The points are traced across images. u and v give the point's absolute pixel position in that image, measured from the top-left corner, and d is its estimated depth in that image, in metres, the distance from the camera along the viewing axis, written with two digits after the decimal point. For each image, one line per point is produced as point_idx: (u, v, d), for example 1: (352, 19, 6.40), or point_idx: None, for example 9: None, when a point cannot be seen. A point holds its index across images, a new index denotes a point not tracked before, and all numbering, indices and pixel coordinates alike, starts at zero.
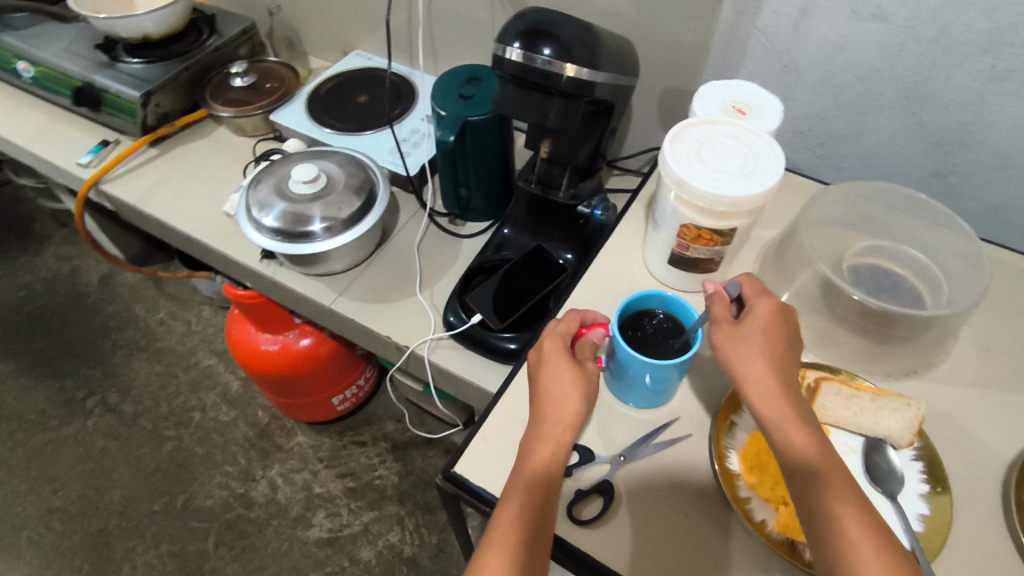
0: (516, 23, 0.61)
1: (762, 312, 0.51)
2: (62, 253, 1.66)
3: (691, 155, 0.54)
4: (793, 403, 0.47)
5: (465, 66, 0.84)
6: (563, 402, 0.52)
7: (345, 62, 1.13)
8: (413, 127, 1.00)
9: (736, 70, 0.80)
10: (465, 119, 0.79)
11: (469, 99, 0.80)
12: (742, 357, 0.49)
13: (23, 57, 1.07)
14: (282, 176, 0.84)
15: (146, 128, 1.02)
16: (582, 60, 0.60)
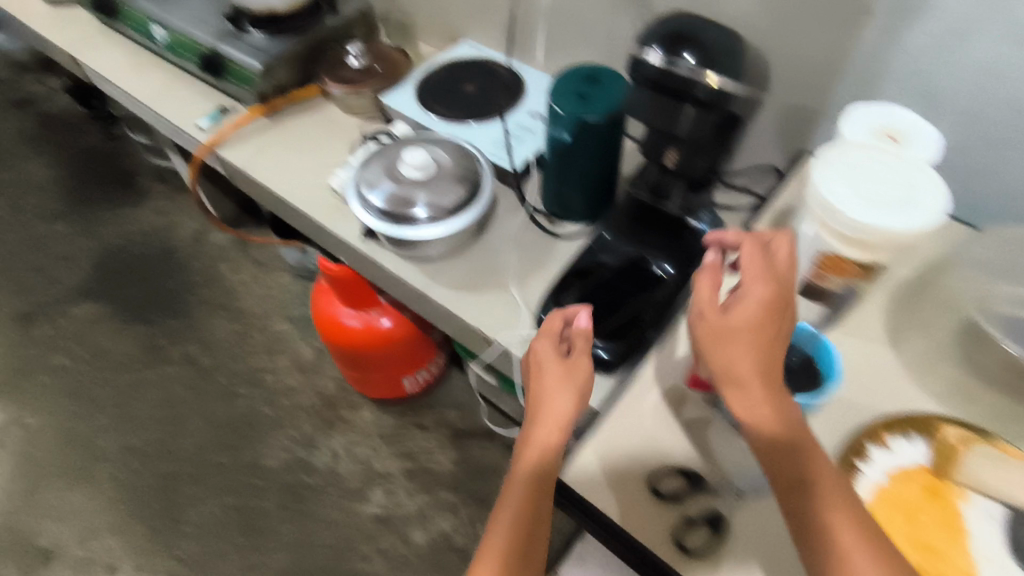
0: (659, 28, 0.60)
1: (752, 304, 0.52)
2: (159, 206, 1.73)
3: (845, 180, 0.50)
4: (774, 400, 0.51)
5: (586, 65, 0.82)
6: (559, 393, 0.61)
7: (454, 51, 1.13)
8: (519, 121, 1.00)
9: (873, 93, 0.75)
10: (580, 119, 0.78)
11: (587, 98, 0.79)
12: (729, 358, 0.52)
13: (158, 22, 1.13)
14: (392, 158, 0.86)
15: (263, 98, 1.06)
16: (724, 67, 0.57)
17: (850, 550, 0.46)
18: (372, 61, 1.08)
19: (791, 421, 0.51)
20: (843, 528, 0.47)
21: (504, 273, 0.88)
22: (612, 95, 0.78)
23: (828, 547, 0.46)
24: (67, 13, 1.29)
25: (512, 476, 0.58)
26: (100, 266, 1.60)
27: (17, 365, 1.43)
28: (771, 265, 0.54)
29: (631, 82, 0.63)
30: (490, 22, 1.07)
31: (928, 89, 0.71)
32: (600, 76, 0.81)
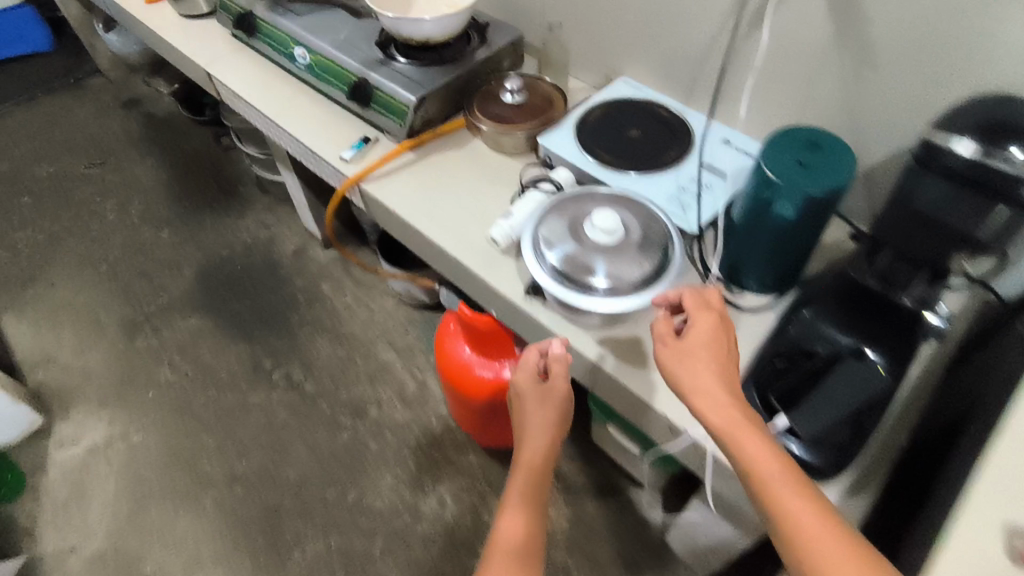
0: (973, 113, 0.56)
1: (696, 330, 0.63)
2: (261, 219, 1.70)
3: None
4: (718, 394, 0.57)
5: (801, 127, 0.74)
6: (534, 415, 0.79)
7: (611, 89, 1.05)
8: (692, 173, 0.92)
9: None
10: (803, 192, 0.70)
11: (809, 167, 0.70)
12: (688, 370, 0.60)
13: (302, 44, 1.08)
14: (577, 216, 0.80)
15: (411, 132, 1.01)
16: None
17: (781, 506, 0.48)
18: (527, 97, 1.01)
19: (735, 416, 0.55)
20: (781, 487, 0.49)
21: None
22: (839, 168, 0.70)
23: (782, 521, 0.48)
24: (203, 27, 1.26)
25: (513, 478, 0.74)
26: (205, 277, 1.58)
27: (124, 376, 1.41)
28: (706, 303, 0.65)
29: (917, 166, 0.60)
30: (659, 61, 1.00)
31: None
32: (824, 143, 0.72)
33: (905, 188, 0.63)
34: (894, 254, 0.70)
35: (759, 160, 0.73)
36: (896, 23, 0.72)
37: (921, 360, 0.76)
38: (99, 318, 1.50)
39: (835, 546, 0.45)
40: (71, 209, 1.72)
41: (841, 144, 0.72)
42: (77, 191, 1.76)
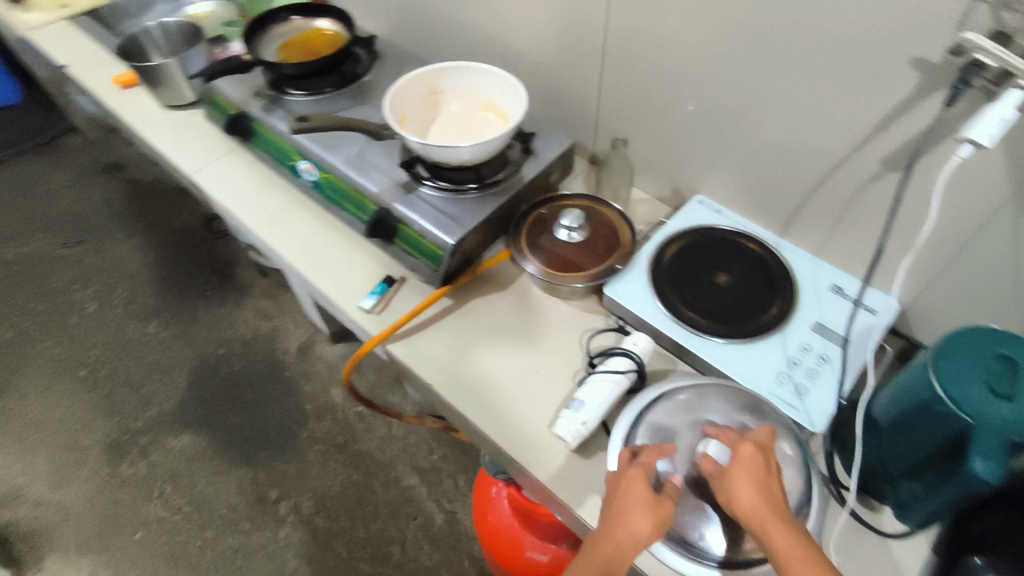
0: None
1: (746, 445, 0.57)
2: (261, 308, 1.51)
3: None
4: (761, 516, 0.51)
5: (980, 332, 0.59)
6: (638, 519, 0.55)
7: (685, 212, 0.88)
8: (804, 341, 0.75)
9: None
10: (1007, 438, 0.53)
11: (1008, 400, 0.55)
12: (737, 493, 0.53)
13: (308, 157, 0.89)
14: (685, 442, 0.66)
15: (448, 277, 0.82)
16: None
17: None
18: (589, 231, 0.84)
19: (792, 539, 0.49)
20: None
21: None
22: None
23: None
24: (188, 121, 1.07)
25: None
26: (198, 384, 1.39)
27: (108, 516, 1.23)
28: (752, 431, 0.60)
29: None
30: (753, 185, 0.83)
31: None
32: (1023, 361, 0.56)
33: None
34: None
35: (934, 379, 0.57)
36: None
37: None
38: (78, 440, 1.32)
39: None
40: (45, 301, 1.53)
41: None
42: (52, 278, 1.57)
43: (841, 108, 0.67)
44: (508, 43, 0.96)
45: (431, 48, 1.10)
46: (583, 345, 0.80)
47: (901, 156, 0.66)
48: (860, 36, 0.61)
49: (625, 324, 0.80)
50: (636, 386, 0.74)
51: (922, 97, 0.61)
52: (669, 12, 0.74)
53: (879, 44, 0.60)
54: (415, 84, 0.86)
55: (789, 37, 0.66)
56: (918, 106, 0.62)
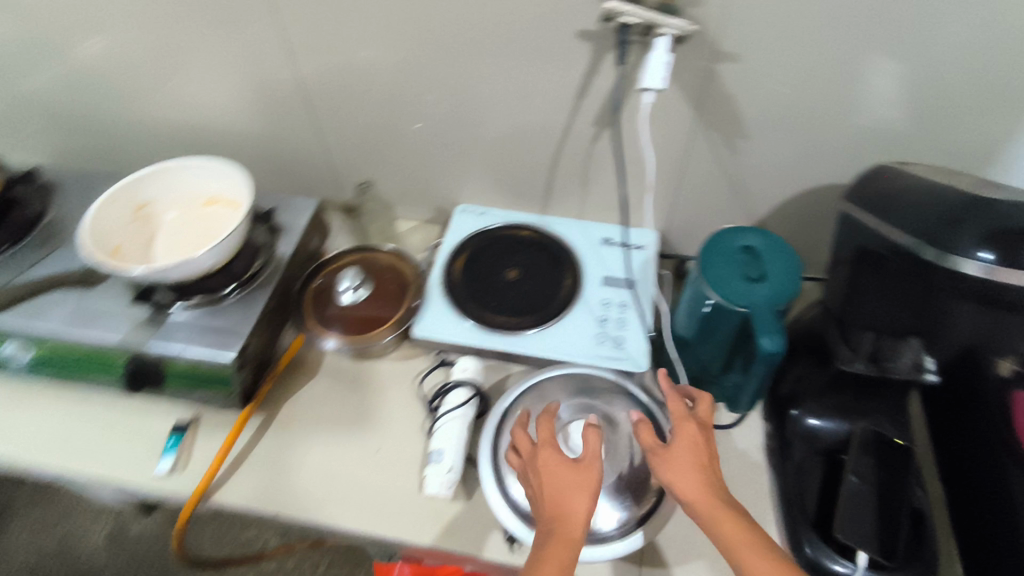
0: (975, 219, 0.52)
1: (687, 425, 0.57)
2: (37, 522, 1.21)
3: None
4: (707, 497, 0.52)
5: (723, 232, 0.69)
6: (580, 508, 0.53)
7: (454, 225, 0.89)
8: (603, 297, 0.81)
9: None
10: (773, 310, 0.63)
11: (760, 279, 0.65)
12: (682, 474, 0.54)
13: (10, 336, 0.72)
14: None
15: (246, 393, 0.73)
16: (964, 236, 0.52)
17: None
18: (374, 282, 0.81)
19: (733, 512, 0.51)
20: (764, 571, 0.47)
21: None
22: (786, 268, 0.65)
23: None
24: None
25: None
26: None
27: None
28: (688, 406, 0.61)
29: (934, 286, 0.55)
30: (500, 178, 0.87)
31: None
32: (759, 246, 0.67)
33: (921, 298, 0.57)
34: (875, 341, 0.64)
35: (706, 285, 0.66)
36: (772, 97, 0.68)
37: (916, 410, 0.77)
38: None
39: None
40: None
41: (776, 239, 0.68)
42: None
43: (541, 90, 0.73)
44: (204, 126, 0.87)
45: (118, 159, 0.96)
46: (416, 394, 0.77)
47: (605, 113, 0.74)
48: (534, 25, 0.66)
49: (445, 355, 0.79)
50: (481, 409, 0.74)
51: (597, 61, 0.68)
52: (365, 49, 0.73)
53: (553, 28, 0.66)
54: (111, 209, 0.74)
55: (472, 42, 0.70)
56: (598, 69, 0.69)
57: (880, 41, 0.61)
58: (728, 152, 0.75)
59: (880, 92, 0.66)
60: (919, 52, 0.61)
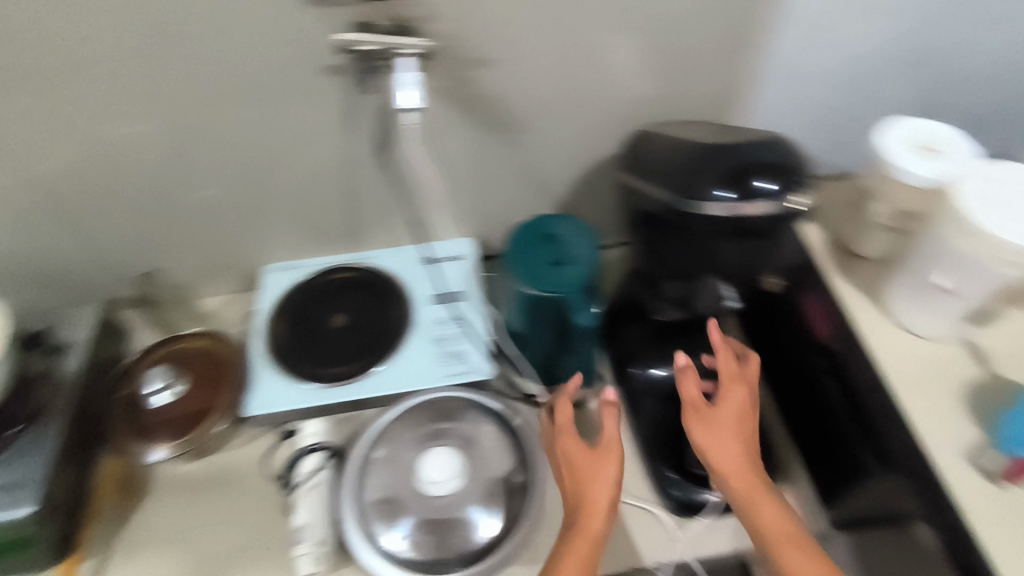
0: (710, 167, 0.55)
1: (733, 400, 0.62)
2: None
3: (993, 206, 0.51)
4: (746, 474, 0.57)
5: (522, 226, 0.71)
6: (597, 492, 0.58)
7: (267, 287, 0.84)
8: (435, 317, 0.82)
9: (754, 101, 0.79)
10: (581, 289, 0.67)
11: (564, 263, 0.68)
12: (725, 446, 0.59)
13: None
14: (405, 476, 0.68)
15: (65, 540, 0.65)
16: (701, 183, 0.54)
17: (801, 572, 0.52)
18: (193, 371, 0.74)
19: (769, 494, 0.57)
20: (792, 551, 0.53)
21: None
22: (586, 245, 0.69)
23: None
24: None
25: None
26: None
27: None
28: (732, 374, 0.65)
29: (693, 238, 0.57)
30: (302, 227, 0.83)
31: (805, 69, 0.75)
32: (558, 230, 0.70)
33: (683, 250, 0.60)
34: (678, 286, 0.69)
35: (517, 282, 0.67)
36: (533, 89, 0.71)
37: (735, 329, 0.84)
38: None
39: None
40: None
41: (572, 221, 0.71)
42: None
43: (309, 132, 0.71)
44: None
45: None
46: (265, 475, 0.72)
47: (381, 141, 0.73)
48: (277, 70, 0.64)
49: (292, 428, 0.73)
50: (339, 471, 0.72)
51: (354, 93, 0.67)
52: (106, 127, 0.67)
53: (301, 67, 0.64)
54: None
55: (219, 99, 0.66)
56: (358, 101, 0.68)
57: (606, 19, 0.66)
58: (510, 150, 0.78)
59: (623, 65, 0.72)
60: (641, 25, 0.68)
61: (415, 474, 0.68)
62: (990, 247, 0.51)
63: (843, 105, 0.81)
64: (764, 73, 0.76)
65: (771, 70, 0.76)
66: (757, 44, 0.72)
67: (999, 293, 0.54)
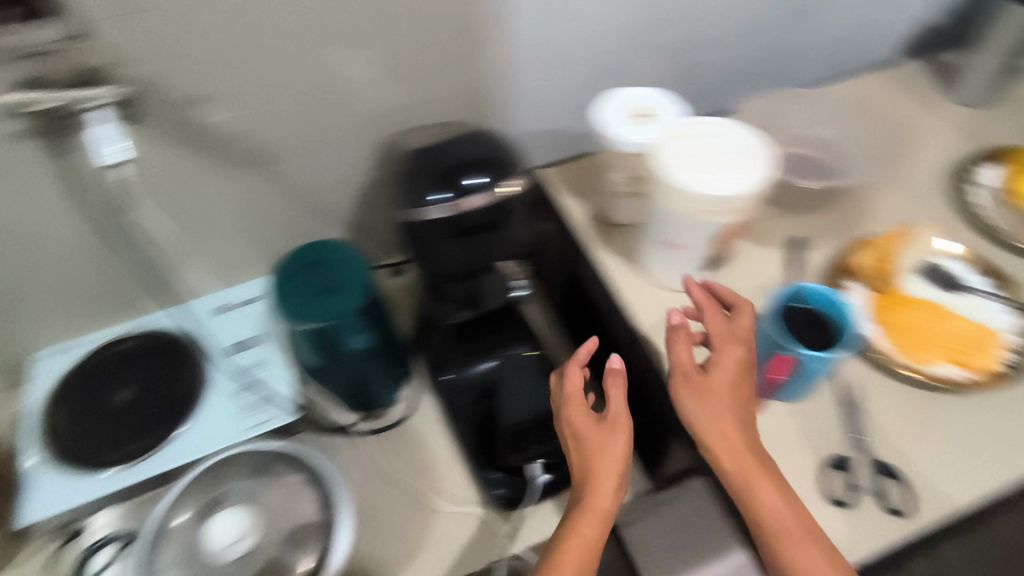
0: (417, 172, 0.54)
1: (731, 362, 0.53)
2: None
3: (692, 167, 0.53)
4: (745, 456, 0.51)
5: (286, 258, 0.67)
6: (609, 473, 0.53)
7: (39, 374, 0.77)
8: (235, 367, 0.79)
9: (514, 88, 0.79)
10: (354, 311, 0.65)
11: (334, 289, 0.65)
12: (714, 416, 0.52)
13: None
14: (192, 551, 0.60)
15: None
16: (425, 189, 0.53)
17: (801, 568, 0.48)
18: None
19: (772, 478, 0.51)
20: (793, 547, 0.49)
21: (420, 503, 0.74)
22: (352, 267, 0.67)
23: None
24: None
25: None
26: None
27: None
28: (729, 327, 0.56)
29: (424, 245, 0.56)
30: (67, 303, 0.76)
31: (551, 52, 0.77)
32: (324, 255, 0.67)
33: (424, 259, 0.60)
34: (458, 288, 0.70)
35: (288, 318, 0.64)
36: (270, 120, 0.68)
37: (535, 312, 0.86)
38: None
39: None
40: None
41: (329, 244, 0.68)
42: None
43: (27, 204, 0.65)
44: None
45: None
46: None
47: (119, 199, 0.68)
48: None
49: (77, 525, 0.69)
50: None
51: (63, 154, 0.62)
52: None
53: None
54: None
55: None
56: (71, 162, 0.63)
57: (322, 34, 0.64)
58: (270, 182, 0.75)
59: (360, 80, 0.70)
60: (364, 36, 0.66)
61: (201, 547, 0.60)
62: (689, 201, 0.54)
63: (603, 79, 0.83)
64: (514, 62, 0.76)
65: (519, 59, 0.76)
66: (489, 32, 0.72)
67: (716, 239, 0.58)
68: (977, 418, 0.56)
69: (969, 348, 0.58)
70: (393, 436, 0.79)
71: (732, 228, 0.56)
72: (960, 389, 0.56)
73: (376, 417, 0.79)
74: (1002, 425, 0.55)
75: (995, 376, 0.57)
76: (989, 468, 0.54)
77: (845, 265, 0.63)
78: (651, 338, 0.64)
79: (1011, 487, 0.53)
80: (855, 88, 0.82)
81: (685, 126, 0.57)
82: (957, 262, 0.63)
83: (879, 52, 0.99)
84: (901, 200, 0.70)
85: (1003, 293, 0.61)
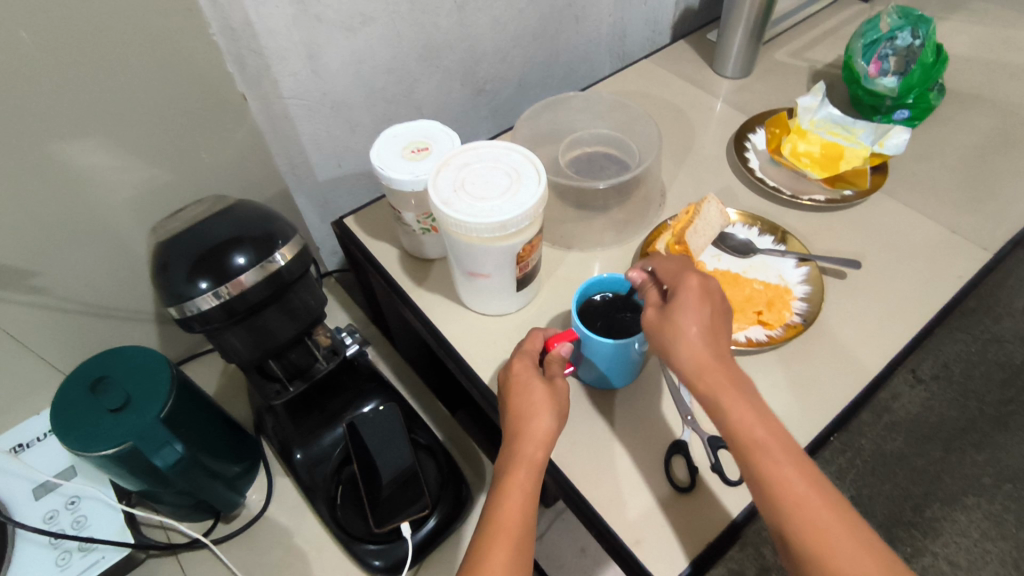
0: (174, 258, 0.48)
1: (693, 289, 0.52)
2: None
3: (466, 197, 0.53)
4: (714, 373, 0.50)
5: (64, 385, 0.60)
6: (538, 423, 0.51)
7: None
8: (47, 510, 0.68)
9: (298, 139, 0.77)
10: (157, 423, 0.59)
11: (128, 404, 0.59)
12: (684, 342, 0.50)
13: None
14: None
15: None
16: (177, 274, 0.48)
17: (775, 474, 0.47)
18: None
19: (746, 396, 0.49)
20: (768, 454, 0.47)
21: None
22: (146, 375, 0.61)
23: (775, 493, 0.47)
24: None
25: (486, 564, 0.46)
26: None
27: None
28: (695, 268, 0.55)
29: (206, 331, 0.52)
30: None
31: (325, 96, 0.75)
32: (110, 371, 0.61)
33: (217, 344, 0.56)
34: (281, 359, 0.67)
35: (77, 452, 0.56)
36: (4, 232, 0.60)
37: (378, 359, 0.83)
38: None
39: (827, 533, 0.45)
40: None
41: (109, 352, 0.62)
42: None
43: None
44: None
45: None
46: None
47: None
48: None
49: None
50: None
51: None
52: None
53: None
54: None
55: None
56: None
57: (47, 128, 0.58)
58: (39, 293, 0.67)
59: (112, 164, 0.64)
60: (100, 120, 0.60)
61: None
62: (468, 232, 0.52)
63: (391, 112, 0.83)
64: (290, 114, 0.74)
65: (295, 110, 0.74)
66: (246, 89, 0.69)
67: (514, 260, 0.57)
68: (782, 373, 0.59)
69: (765, 306, 0.62)
70: (247, 536, 0.72)
71: (526, 247, 0.56)
72: (764, 346, 0.59)
73: (225, 522, 0.73)
74: (804, 376, 0.59)
75: (792, 327, 0.61)
76: (803, 418, 0.57)
77: (644, 252, 0.67)
78: (479, 365, 0.64)
79: (825, 432, 0.56)
80: (628, 79, 0.89)
81: (461, 156, 0.57)
82: (741, 226, 0.70)
83: (654, 38, 1.06)
84: (676, 179, 0.77)
85: (784, 248, 0.67)
